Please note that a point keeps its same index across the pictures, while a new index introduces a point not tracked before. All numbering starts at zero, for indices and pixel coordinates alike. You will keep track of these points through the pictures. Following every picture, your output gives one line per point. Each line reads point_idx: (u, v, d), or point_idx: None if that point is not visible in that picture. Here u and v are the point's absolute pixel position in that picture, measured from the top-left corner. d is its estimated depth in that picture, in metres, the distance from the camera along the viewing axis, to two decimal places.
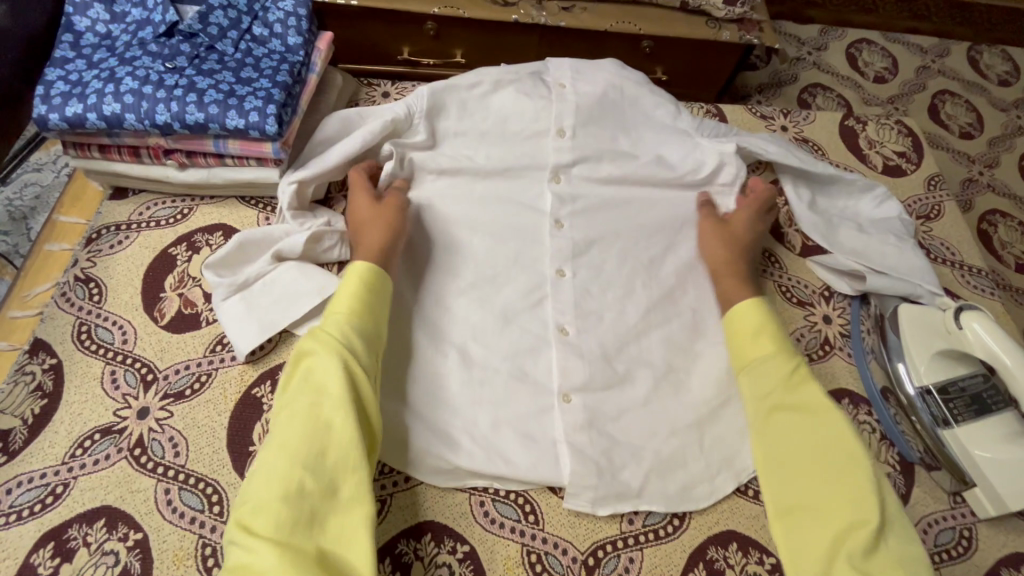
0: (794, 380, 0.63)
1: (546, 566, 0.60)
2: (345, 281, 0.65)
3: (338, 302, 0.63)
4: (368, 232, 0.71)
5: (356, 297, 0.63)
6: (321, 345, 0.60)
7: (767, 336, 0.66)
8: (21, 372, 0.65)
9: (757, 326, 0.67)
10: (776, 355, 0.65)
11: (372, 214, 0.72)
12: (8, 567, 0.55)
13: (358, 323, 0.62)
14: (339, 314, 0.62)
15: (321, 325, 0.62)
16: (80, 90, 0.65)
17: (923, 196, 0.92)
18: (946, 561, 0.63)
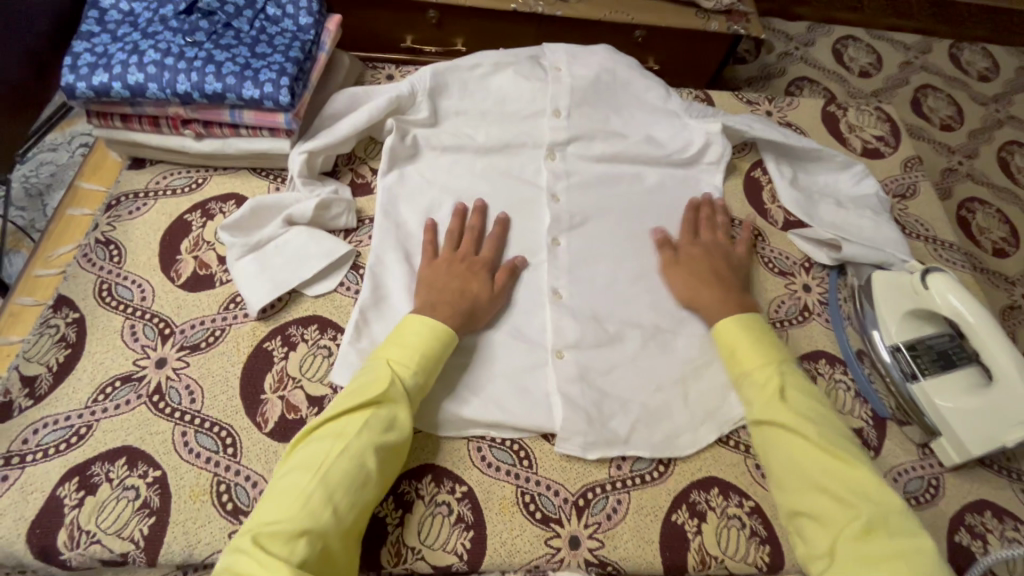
0: (768, 392, 0.65)
1: (539, 505, 0.64)
2: (417, 329, 0.65)
3: (411, 351, 0.64)
4: (445, 286, 0.71)
5: (430, 346, 0.65)
6: (392, 396, 0.60)
7: (748, 351, 0.68)
8: (46, 325, 0.69)
9: (740, 341, 0.69)
10: (757, 370, 0.67)
11: (457, 275, 0.72)
12: (35, 499, 0.59)
13: (424, 385, 0.64)
14: (413, 368, 0.63)
15: (395, 370, 0.62)
16: (106, 61, 0.70)
17: (899, 176, 0.97)
18: (913, 506, 0.68)
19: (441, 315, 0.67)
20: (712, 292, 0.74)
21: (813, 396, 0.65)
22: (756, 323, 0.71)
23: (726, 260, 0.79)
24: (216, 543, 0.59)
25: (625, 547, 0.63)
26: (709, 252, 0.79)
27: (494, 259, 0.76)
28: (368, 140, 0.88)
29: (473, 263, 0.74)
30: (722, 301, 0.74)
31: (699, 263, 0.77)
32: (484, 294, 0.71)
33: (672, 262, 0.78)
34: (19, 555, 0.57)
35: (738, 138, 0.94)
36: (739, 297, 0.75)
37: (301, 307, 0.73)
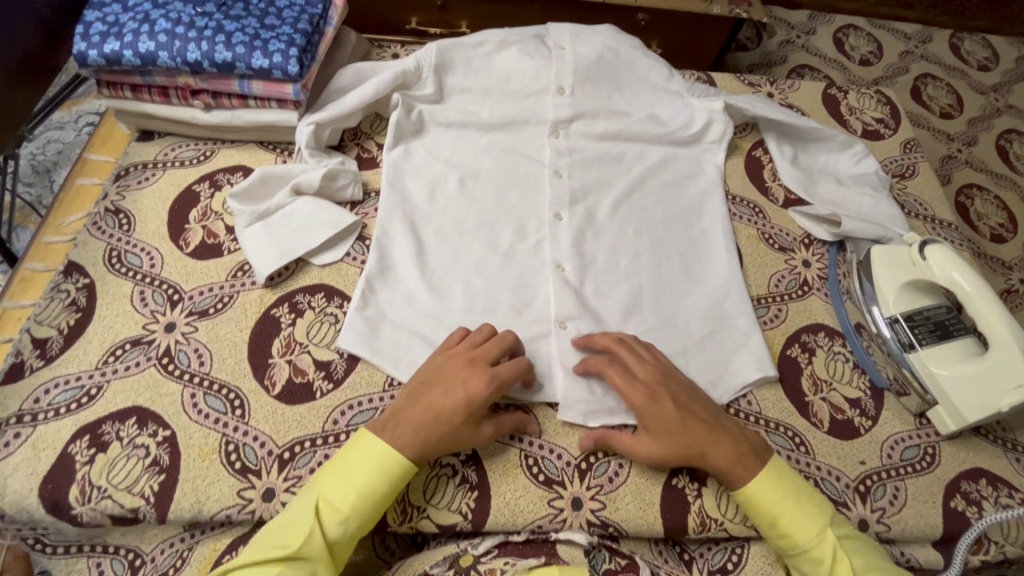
0: (837, 573, 0.57)
1: (542, 468, 0.65)
2: (365, 465, 0.57)
3: (348, 492, 0.56)
4: (425, 400, 0.61)
5: (366, 483, 0.57)
6: (313, 548, 0.54)
7: (790, 521, 0.60)
8: (57, 290, 0.70)
9: (779, 503, 0.60)
10: (813, 544, 0.59)
11: (444, 389, 0.61)
12: (47, 456, 0.60)
13: (356, 530, 0.57)
14: (343, 515, 0.56)
15: (324, 512, 0.56)
16: (117, 30, 0.73)
17: (898, 157, 0.98)
18: (909, 473, 0.69)
19: (400, 440, 0.59)
20: (717, 448, 0.61)
21: (881, 568, 0.58)
22: (777, 478, 0.61)
23: (688, 395, 0.65)
24: (225, 500, 0.60)
25: (627, 509, 0.64)
26: (669, 383, 0.65)
27: (502, 385, 0.62)
28: (374, 116, 0.89)
29: (473, 382, 0.61)
30: (733, 459, 0.61)
31: (667, 425, 0.62)
32: (462, 424, 0.60)
33: (641, 438, 0.63)
34: (33, 509, 0.59)
35: (740, 116, 0.94)
36: (748, 439, 0.63)
37: (308, 276, 0.74)
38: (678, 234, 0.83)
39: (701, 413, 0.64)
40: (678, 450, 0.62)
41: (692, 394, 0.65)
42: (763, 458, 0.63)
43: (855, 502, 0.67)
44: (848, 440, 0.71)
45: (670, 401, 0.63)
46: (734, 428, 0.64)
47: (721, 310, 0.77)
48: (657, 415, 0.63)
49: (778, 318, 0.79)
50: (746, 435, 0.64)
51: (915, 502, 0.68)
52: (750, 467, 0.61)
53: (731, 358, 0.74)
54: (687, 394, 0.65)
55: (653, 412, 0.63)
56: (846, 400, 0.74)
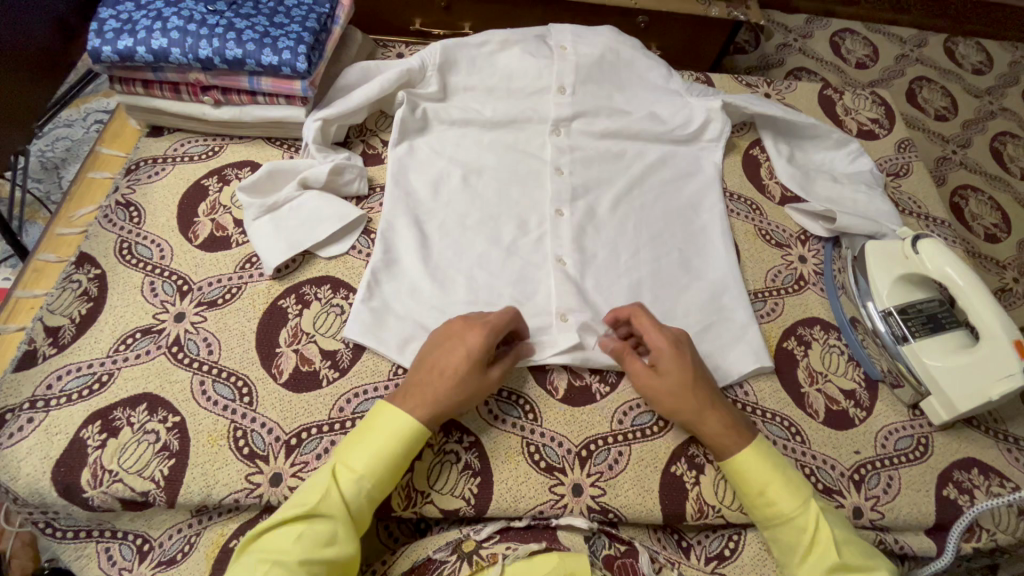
0: (817, 544, 0.59)
1: (544, 455, 0.67)
2: (379, 427, 0.60)
3: (363, 452, 0.58)
4: (429, 361, 0.63)
5: (382, 442, 0.59)
6: (331, 506, 0.56)
7: (778, 490, 0.61)
8: (69, 280, 0.72)
9: (767, 473, 0.62)
10: (796, 513, 0.60)
11: (445, 347, 0.63)
12: (59, 440, 0.62)
13: (373, 492, 0.58)
14: (359, 474, 0.57)
15: (341, 475, 0.58)
16: (130, 27, 0.75)
17: (893, 157, 1.00)
18: (903, 462, 0.71)
19: (411, 403, 0.61)
20: (713, 412, 0.64)
21: (857, 541, 0.59)
22: (765, 451, 0.63)
23: (695, 357, 0.67)
24: (233, 484, 0.62)
25: (626, 495, 0.66)
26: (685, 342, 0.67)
27: (495, 334, 0.64)
28: (380, 114, 0.91)
29: (470, 336, 0.63)
30: (726, 424, 0.64)
31: (678, 376, 0.65)
32: (465, 381, 0.62)
33: (649, 373, 0.66)
34: (45, 492, 0.60)
35: (738, 116, 0.96)
36: (741, 417, 0.66)
37: (315, 268, 0.76)
38: (677, 230, 0.84)
39: (702, 375, 0.66)
40: (681, 398, 0.65)
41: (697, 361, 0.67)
42: (749, 427, 0.65)
43: (850, 490, 0.69)
44: (843, 430, 0.72)
45: (689, 355, 0.66)
46: (723, 398, 0.66)
47: (719, 303, 0.79)
48: (672, 364, 0.65)
49: (774, 312, 0.81)
50: (733, 412, 0.65)
51: (908, 490, 0.69)
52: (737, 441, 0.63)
53: (729, 350, 0.75)
54: (693, 355, 0.67)
55: (671, 361, 0.65)
56: (841, 391, 0.75)
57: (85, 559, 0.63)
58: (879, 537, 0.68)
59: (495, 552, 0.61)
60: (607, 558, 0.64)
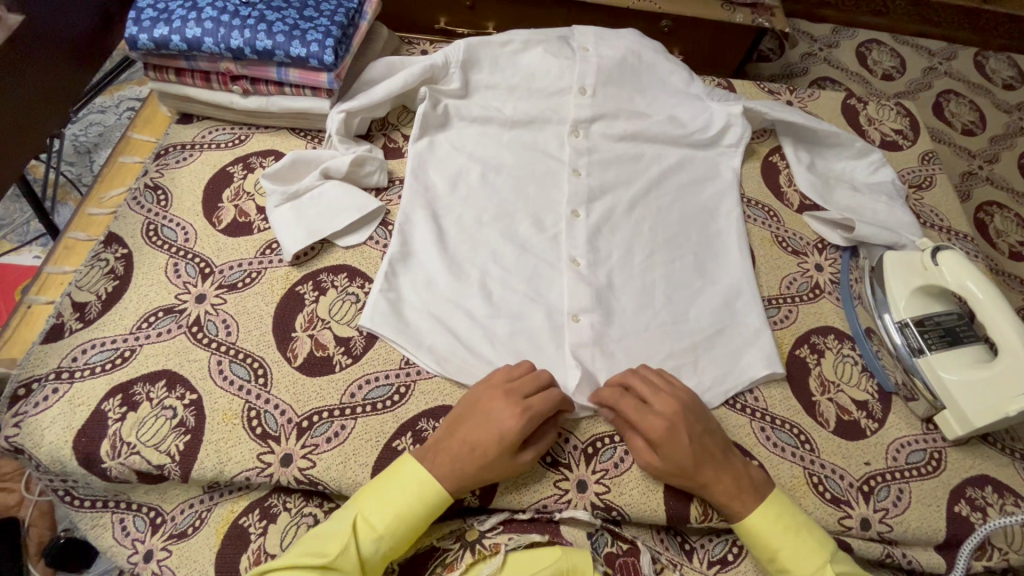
0: None
1: (550, 451, 0.67)
2: (407, 487, 0.59)
3: (387, 512, 0.58)
4: (462, 432, 0.61)
5: (409, 505, 0.59)
6: (347, 562, 0.55)
7: (793, 557, 0.60)
8: (97, 258, 0.74)
9: (777, 537, 0.61)
10: None
11: (483, 421, 0.61)
12: (82, 411, 0.64)
13: (387, 552, 0.58)
14: (378, 533, 0.57)
15: (360, 530, 0.57)
16: (166, 16, 0.77)
17: (916, 168, 0.98)
18: (914, 476, 0.70)
19: (442, 475, 0.60)
20: (720, 482, 0.62)
21: None
22: (777, 513, 0.61)
23: (700, 425, 0.64)
24: (246, 462, 0.63)
25: (629, 494, 0.66)
26: (680, 415, 0.63)
27: (536, 418, 0.62)
28: (402, 108, 0.93)
29: (507, 418, 0.61)
30: (733, 493, 0.62)
31: (678, 458, 0.62)
32: (501, 463, 0.61)
33: (650, 453, 0.64)
34: (67, 460, 0.62)
35: (759, 121, 0.96)
36: (751, 472, 0.64)
37: (332, 257, 0.77)
38: (693, 235, 0.84)
39: (708, 444, 0.63)
40: (684, 475, 0.62)
41: (702, 427, 0.64)
42: (762, 493, 0.63)
43: (858, 501, 0.68)
44: (853, 441, 0.72)
45: (686, 433, 0.62)
46: (738, 463, 0.63)
47: (731, 308, 0.79)
48: (670, 447, 0.62)
49: (788, 319, 0.80)
50: (750, 470, 0.64)
51: (918, 504, 0.68)
52: (745, 503, 0.62)
53: (739, 356, 0.75)
54: (695, 429, 0.63)
55: (665, 441, 0.62)
56: (853, 401, 0.74)
57: (101, 529, 0.66)
58: (887, 551, 0.67)
59: (498, 542, 0.62)
60: (607, 555, 0.64)
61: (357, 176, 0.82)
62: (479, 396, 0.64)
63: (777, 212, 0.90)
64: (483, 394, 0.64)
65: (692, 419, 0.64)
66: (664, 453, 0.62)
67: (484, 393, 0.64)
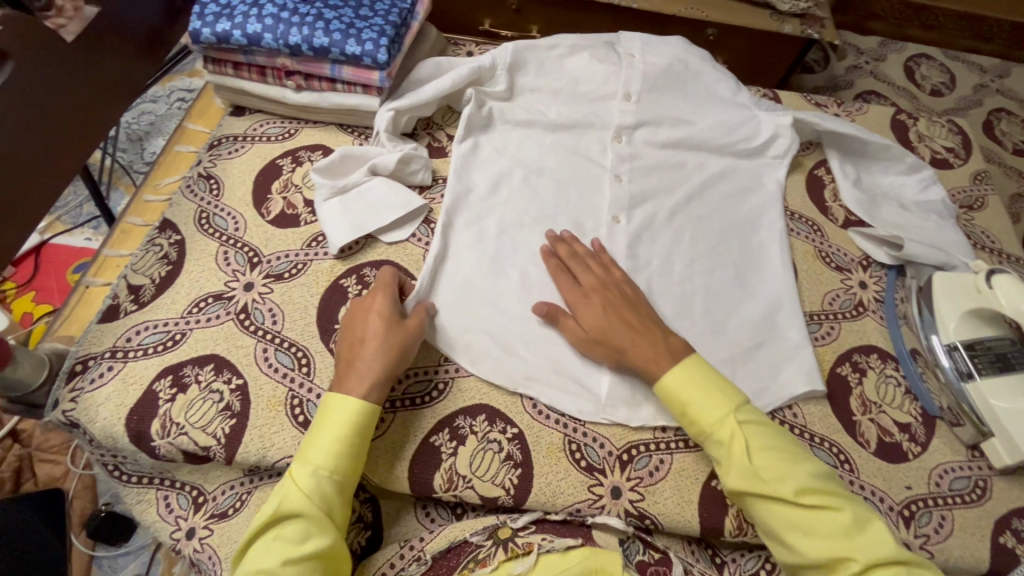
0: (734, 453, 0.60)
1: (584, 455, 0.67)
2: (323, 418, 0.60)
3: (312, 447, 0.59)
4: (350, 349, 0.65)
5: (328, 429, 0.59)
6: (293, 504, 0.56)
7: (698, 407, 0.63)
8: (152, 244, 0.77)
9: (689, 393, 0.63)
10: (714, 428, 0.62)
11: (361, 316, 0.67)
12: (134, 390, 0.66)
13: (337, 480, 0.58)
14: (312, 467, 0.57)
15: (297, 474, 0.57)
16: (229, 12, 0.80)
17: (968, 188, 0.96)
18: (957, 503, 0.68)
19: (351, 385, 0.62)
20: (635, 345, 0.66)
21: (784, 449, 0.60)
22: (693, 371, 0.64)
23: (620, 297, 0.70)
24: (287, 449, 0.65)
25: (665, 503, 0.65)
26: (604, 289, 0.71)
27: (355, 317, 0.67)
28: (447, 109, 0.94)
29: (375, 304, 0.67)
30: (650, 355, 0.65)
31: (595, 320, 0.68)
32: (387, 334, 0.65)
33: (576, 326, 0.69)
34: (119, 437, 0.65)
35: (806, 133, 0.95)
36: (667, 339, 0.67)
37: (375, 252, 0.79)
38: (733, 246, 0.84)
39: (623, 310, 0.69)
40: (604, 341, 0.67)
41: (627, 299, 0.70)
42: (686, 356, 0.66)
43: (898, 526, 0.66)
44: (894, 464, 0.70)
45: (600, 299, 0.70)
46: (661, 332, 0.67)
47: (771, 322, 0.78)
48: (586, 311, 0.70)
49: (829, 336, 0.79)
50: (671, 339, 0.67)
51: (961, 533, 0.67)
52: (663, 363, 0.65)
53: (778, 371, 0.74)
54: (610, 298, 0.70)
55: (582, 308, 0.70)
56: (896, 423, 0.73)
57: (145, 504, 0.68)
58: None
59: (530, 542, 0.62)
60: (639, 564, 0.64)
61: (402, 173, 0.83)
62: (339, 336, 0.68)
63: (822, 226, 0.89)
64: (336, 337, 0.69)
65: (609, 288, 0.71)
66: (586, 317, 0.69)
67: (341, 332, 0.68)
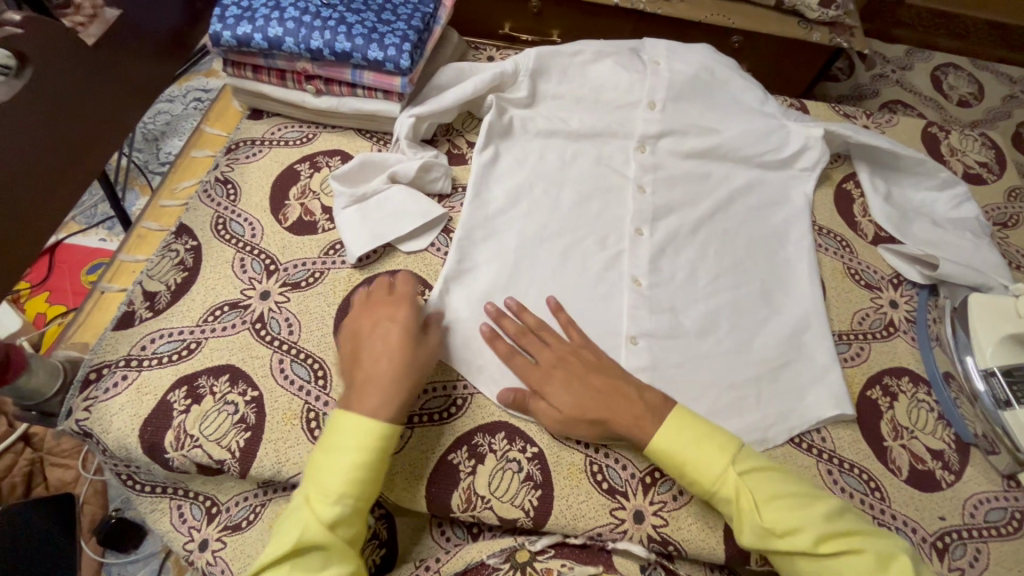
0: (743, 510, 0.57)
1: (606, 477, 0.65)
2: (340, 442, 0.57)
3: (329, 473, 0.56)
4: (367, 361, 0.62)
5: (347, 456, 0.56)
6: (313, 536, 0.53)
7: (698, 468, 0.59)
8: (167, 249, 0.76)
9: (686, 453, 0.59)
10: (716, 487, 0.58)
11: (380, 325, 0.64)
12: (148, 400, 0.65)
13: (356, 506, 0.56)
14: (331, 497, 0.54)
15: (314, 504, 0.54)
16: (250, 15, 0.79)
17: (1001, 205, 0.93)
18: (992, 536, 0.66)
19: (372, 403, 0.59)
20: (615, 414, 0.62)
21: (794, 492, 0.57)
22: (685, 427, 0.61)
23: (580, 363, 0.66)
24: (303, 464, 0.63)
25: (689, 529, 0.63)
26: (561, 361, 0.66)
27: (373, 325, 0.65)
28: (467, 115, 0.92)
29: (398, 314, 0.65)
30: (635, 420, 0.61)
31: (569, 403, 0.64)
32: (409, 350, 0.63)
33: (550, 409, 0.65)
34: (132, 448, 0.64)
35: (835, 145, 0.92)
36: (643, 395, 0.63)
37: (393, 262, 0.77)
38: (759, 261, 0.81)
39: (591, 378, 0.65)
40: (588, 421, 0.63)
41: (588, 363, 0.66)
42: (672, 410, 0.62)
43: (932, 558, 0.64)
44: (927, 493, 0.68)
45: (563, 373, 0.65)
46: (634, 389, 0.64)
47: (798, 341, 0.76)
48: (553, 394, 0.65)
49: (859, 357, 0.76)
50: (646, 395, 0.64)
51: (997, 567, 0.64)
52: (648, 425, 0.61)
53: (806, 393, 0.72)
54: (569, 368, 0.66)
55: (547, 388, 0.65)
56: (928, 450, 0.70)
57: (159, 513, 0.67)
58: None
59: (549, 568, 0.61)
60: None
61: (421, 181, 0.81)
62: (347, 340, 0.65)
63: (851, 242, 0.86)
64: (343, 341, 0.66)
65: (572, 358, 0.66)
66: (562, 397, 0.64)
67: (353, 338, 0.65)
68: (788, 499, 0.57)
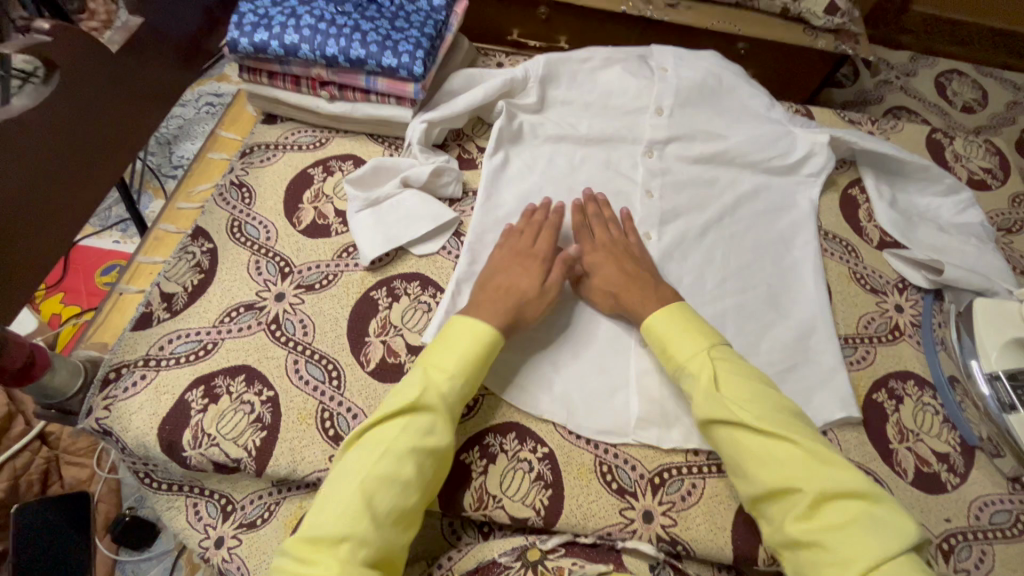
0: (704, 385, 0.61)
1: (616, 477, 0.66)
2: (460, 333, 0.63)
3: (451, 354, 0.62)
4: (496, 285, 0.68)
5: (465, 343, 0.62)
6: (431, 400, 0.58)
7: (677, 342, 0.64)
8: (184, 251, 0.77)
9: (668, 331, 0.65)
10: (687, 361, 0.63)
11: (522, 264, 0.70)
12: (166, 399, 0.66)
13: (465, 391, 0.61)
14: (449, 373, 0.60)
15: (432, 375, 0.60)
16: (266, 22, 0.80)
17: (1006, 211, 0.94)
18: (998, 538, 0.67)
19: (487, 316, 0.65)
20: (629, 291, 0.70)
21: (757, 385, 0.61)
22: (677, 314, 0.66)
23: (626, 257, 0.73)
24: (317, 463, 0.64)
25: (697, 529, 0.64)
26: (611, 245, 0.75)
27: (521, 260, 0.71)
28: (477, 120, 0.93)
29: (536, 267, 0.70)
30: (649, 300, 0.69)
31: (603, 273, 0.72)
32: (535, 292, 0.68)
33: (585, 274, 0.73)
34: (151, 446, 0.65)
35: (840, 151, 0.93)
36: (657, 287, 0.70)
37: (405, 264, 0.78)
38: (766, 265, 0.82)
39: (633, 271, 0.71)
40: (613, 295, 0.71)
41: (636, 260, 0.74)
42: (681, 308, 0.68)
43: (938, 559, 0.65)
44: (931, 494, 0.69)
45: (610, 262, 0.73)
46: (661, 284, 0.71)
47: (805, 345, 0.77)
48: (597, 269, 0.73)
49: (864, 360, 0.77)
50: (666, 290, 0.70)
51: (1003, 569, 0.65)
52: (650, 305, 0.68)
53: (813, 395, 0.73)
54: (613, 264, 0.72)
55: (592, 261, 0.74)
56: (934, 453, 0.71)
57: (175, 510, 0.68)
58: None
59: (560, 567, 0.61)
60: None
61: (433, 186, 0.82)
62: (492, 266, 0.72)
63: (857, 246, 0.87)
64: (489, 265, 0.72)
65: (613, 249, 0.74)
66: (597, 269, 0.73)
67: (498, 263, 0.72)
68: (747, 387, 0.60)
